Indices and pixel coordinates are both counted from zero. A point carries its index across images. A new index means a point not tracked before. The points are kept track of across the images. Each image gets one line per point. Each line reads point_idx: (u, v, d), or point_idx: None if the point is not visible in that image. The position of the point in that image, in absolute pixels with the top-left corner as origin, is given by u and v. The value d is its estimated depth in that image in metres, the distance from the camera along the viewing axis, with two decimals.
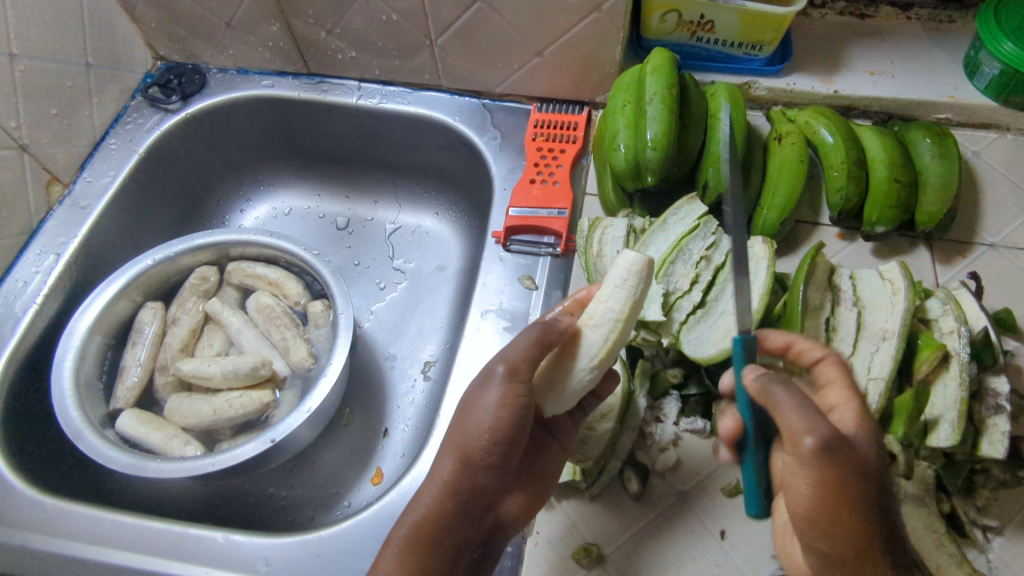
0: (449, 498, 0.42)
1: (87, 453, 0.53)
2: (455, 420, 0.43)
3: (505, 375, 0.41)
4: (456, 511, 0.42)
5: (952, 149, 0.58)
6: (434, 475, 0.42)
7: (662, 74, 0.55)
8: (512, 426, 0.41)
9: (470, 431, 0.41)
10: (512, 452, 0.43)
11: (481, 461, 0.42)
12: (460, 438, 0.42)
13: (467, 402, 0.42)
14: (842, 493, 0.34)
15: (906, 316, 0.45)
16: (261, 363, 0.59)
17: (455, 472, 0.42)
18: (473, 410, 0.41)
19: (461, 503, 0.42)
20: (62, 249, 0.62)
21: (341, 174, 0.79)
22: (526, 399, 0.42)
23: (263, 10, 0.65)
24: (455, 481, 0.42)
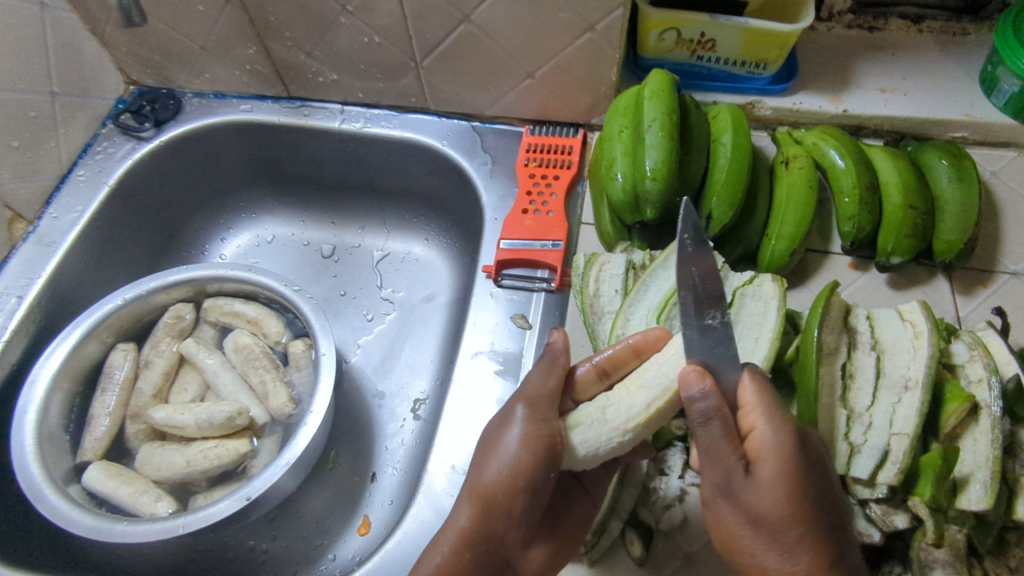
0: (466, 547, 0.41)
1: (47, 515, 0.50)
2: (473, 465, 0.43)
3: (526, 414, 0.42)
4: (474, 563, 0.42)
5: (971, 171, 0.54)
6: (450, 523, 0.42)
7: (661, 98, 0.51)
8: (533, 468, 0.41)
9: (488, 472, 0.41)
10: (537, 497, 0.42)
11: (501, 505, 0.41)
12: (478, 482, 0.42)
13: (488, 443, 0.43)
14: (736, 534, 0.37)
15: (930, 363, 0.42)
16: (237, 412, 0.55)
17: (474, 519, 0.41)
18: (492, 448, 0.42)
19: (480, 553, 0.42)
20: (24, 290, 0.59)
21: (326, 200, 0.75)
22: (550, 442, 0.41)
23: (238, 33, 0.62)
24: (474, 528, 0.41)
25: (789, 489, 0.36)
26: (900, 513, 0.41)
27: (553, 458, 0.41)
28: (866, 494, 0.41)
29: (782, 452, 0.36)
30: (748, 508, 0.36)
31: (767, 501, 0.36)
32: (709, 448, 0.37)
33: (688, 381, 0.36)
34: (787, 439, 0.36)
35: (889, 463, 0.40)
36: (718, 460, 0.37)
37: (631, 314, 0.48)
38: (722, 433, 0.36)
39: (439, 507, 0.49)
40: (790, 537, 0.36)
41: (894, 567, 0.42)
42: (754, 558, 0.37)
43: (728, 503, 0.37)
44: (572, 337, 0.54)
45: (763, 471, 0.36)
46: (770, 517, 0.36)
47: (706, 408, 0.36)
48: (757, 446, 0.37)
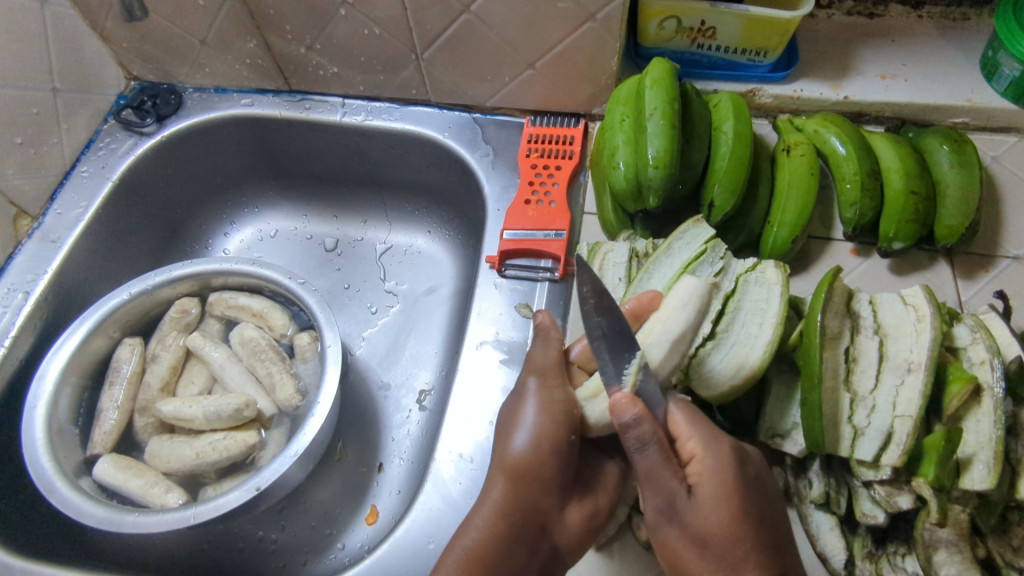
0: (502, 520, 0.41)
1: (59, 507, 0.50)
2: (498, 441, 0.44)
3: (538, 384, 0.44)
4: (510, 533, 0.41)
5: (972, 155, 0.54)
6: (483, 496, 0.42)
7: (662, 86, 0.52)
8: (557, 432, 0.41)
9: (513, 443, 0.42)
10: (566, 459, 0.42)
11: (530, 471, 0.41)
12: (503, 456, 0.42)
13: (507, 418, 0.44)
14: (684, 558, 0.38)
15: (933, 346, 0.42)
16: (245, 404, 0.55)
17: (506, 490, 0.41)
18: (510, 421, 0.43)
19: (514, 525, 0.41)
20: (31, 286, 0.59)
21: (328, 193, 0.76)
22: (569, 407, 0.43)
23: (237, 27, 0.62)
24: (506, 500, 0.41)
25: (732, 507, 0.37)
26: (904, 493, 0.41)
27: (570, 419, 0.42)
28: (871, 475, 0.42)
29: (722, 471, 0.38)
30: (691, 527, 0.38)
31: (711, 521, 0.37)
32: (649, 473, 0.39)
33: (620, 408, 0.37)
34: (726, 462, 0.38)
35: (891, 445, 0.41)
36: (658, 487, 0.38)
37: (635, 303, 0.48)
38: (660, 455, 0.38)
39: (446, 494, 0.50)
40: (735, 557, 0.37)
41: (897, 548, 0.42)
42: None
43: (674, 526, 0.38)
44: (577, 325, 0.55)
45: (705, 492, 0.38)
46: (712, 535, 0.37)
47: (641, 433, 0.37)
48: (699, 469, 0.39)
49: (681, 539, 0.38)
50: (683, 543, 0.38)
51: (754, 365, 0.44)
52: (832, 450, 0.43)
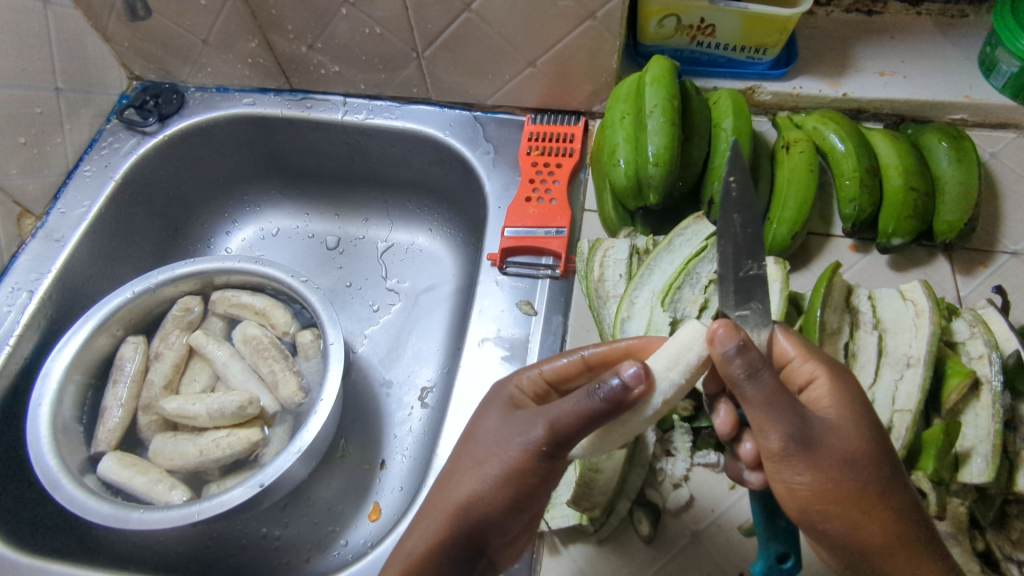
0: (440, 551, 0.37)
1: (64, 504, 0.50)
2: (464, 472, 0.38)
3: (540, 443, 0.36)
4: (450, 565, 0.38)
5: (970, 152, 0.54)
6: (427, 525, 0.38)
7: (662, 83, 0.52)
8: (531, 489, 0.37)
9: (480, 482, 0.37)
10: (523, 511, 0.38)
11: (486, 514, 0.38)
12: (456, 490, 0.38)
13: (485, 454, 0.38)
14: (813, 492, 0.34)
15: (932, 341, 0.42)
16: (248, 401, 0.56)
17: (452, 522, 0.37)
18: (485, 456, 0.38)
19: (457, 555, 0.38)
20: (36, 285, 0.59)
21: (330, 192, 0.76)
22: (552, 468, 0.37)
23: (239, 26, 0.62)
24: (450, 533, 0.37)
25: (858, 429, 0.35)
26: None
27: (549, 477, 0.37)
28: None
29: (844, 399, 0.36)
30: (828, 453, 0.33)
31: (848, 445, 0.34)
32: (768, 402, 0.33)
33: (720, 338, 0.34)
34: (846, 387, 0.36)
35: (890, 438, 0.41)
36: (784, 411, 0.33)
37: (635, 298, 0.48)
38: (775, 384, 0.33)
39: None
40: (872, 481, 0.34)
41: None
42: (829, 507, 0.34)
43: (802, 461, 0.33)
44: (577, 323, 0.55)
45: (835, 416, 0.35)
46: (853, 459, 0.34)
47: (751, 360, 0.33)
48: (818, 398, 0.36)
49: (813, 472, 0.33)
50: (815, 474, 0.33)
51: None
52: None
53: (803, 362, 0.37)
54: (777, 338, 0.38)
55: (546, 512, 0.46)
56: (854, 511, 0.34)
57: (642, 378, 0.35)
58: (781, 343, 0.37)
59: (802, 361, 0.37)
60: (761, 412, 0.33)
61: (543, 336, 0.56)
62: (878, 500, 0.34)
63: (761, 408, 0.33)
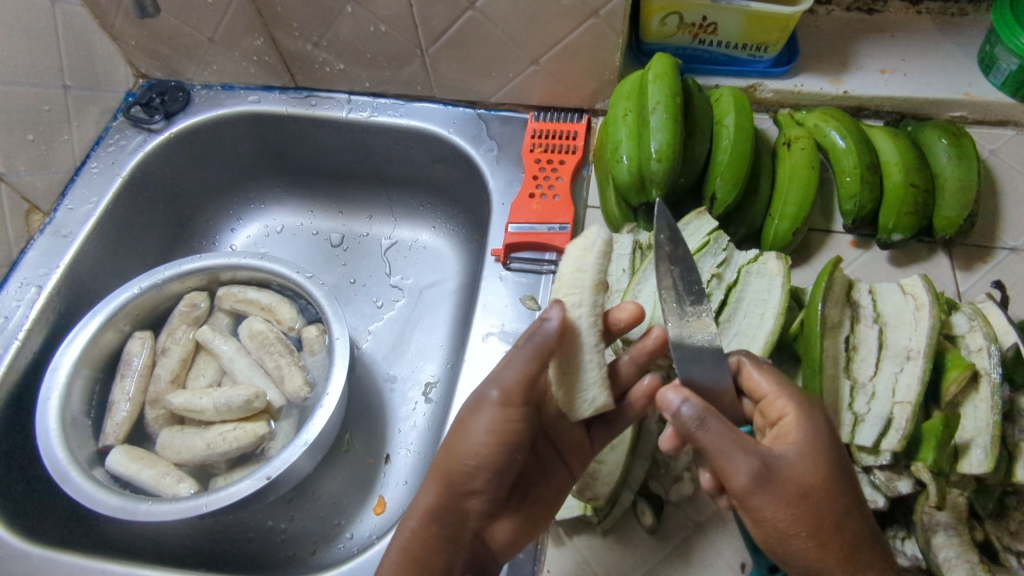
0: (429, 525, 0.40)
1: (73, 496, 0.51)
2: (445, 445, 0.41)
3: (498, 401, 0.40)
4: (440, 538, 0.40)
5: (970, 149, 0.55)
6: (417, 500, 0.41)
7: (664, 81, 0.53)
8: (503, 454, 0.40)
9: (458, 450, 0.40)
10: (494, 472, 0.40)
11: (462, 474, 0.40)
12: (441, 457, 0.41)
13: (461, 426, 0.41)
14: (783, 525, 0.35)
15: (932, 334, 0.43)
16: (255, 395, 0.56)
17: (438, 496, 0.41)
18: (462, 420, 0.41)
19: (445, 528, 0.40)
20: (44, 280, 0.60)
21: (334, 189, 0.76)
22: (519, 425, 0.40)
23: (245, 24, 0.63)
24: (437, 501, 0.40)
25: (817, 461, 0.36)
26: (904, 478, 0.42)
27: (513, 432, 0.40)
28: (872, 461, 0.43)
29: (809, 431, 0.37)
30: (787, 487, 0.35)
31: (809, 479, 0.35)
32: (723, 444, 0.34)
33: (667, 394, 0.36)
34: (813, 421, 0.37)
35: (891, 430, 0.42)
36: (740, 450, 0.34)
37: (639, 292, 0.49)
38: (725, 427, 0.35)
39: None
40: (835, 513, 0.35)
41: (898, 531, 0.43)
42: (797, 539, 0.35)
43: (764, 496, 0.34)
44: None
45: (799, 452, 0.36)
46: (812, 492, 0.35)
47: (694, 408, 0.35)
48: (785, 429, 0.38)
49: (780, 506, 0.35)
50: (782, 508, 0.35)
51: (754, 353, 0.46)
52: None
53: (772, 395, 0.39)
54: (751, 373, 0.40)
55: None
56: (823, 543, 0.35)
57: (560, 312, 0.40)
58: (754, 377, 0.40)
59: (775, 396, 0.39)
60: (716, 455, 0.35)
61: None
62: (838, 531, 0.35)
63: (723, 445, 0.34)
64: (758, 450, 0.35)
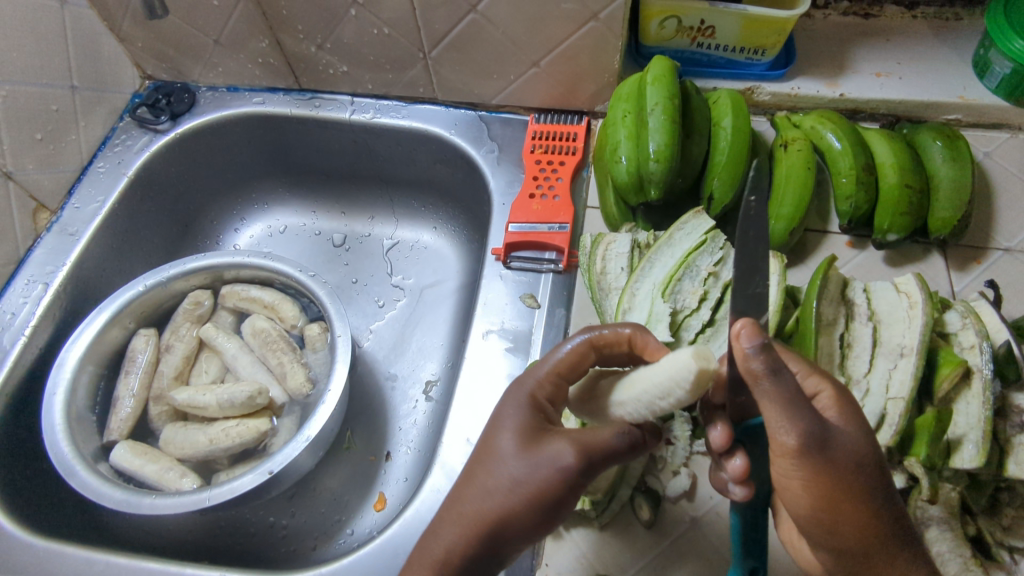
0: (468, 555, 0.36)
1: (78, 489, 0.52)
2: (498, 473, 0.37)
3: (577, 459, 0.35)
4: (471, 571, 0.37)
5: (964, 151, 0.56)
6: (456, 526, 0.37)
7: (663, 82, 0.53)
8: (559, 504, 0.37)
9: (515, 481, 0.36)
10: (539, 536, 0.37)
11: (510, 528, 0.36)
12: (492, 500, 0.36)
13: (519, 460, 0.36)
14: (833, 490, 0.34)
15: (925, 331, 0.44)
16: (258, 391, 0.57)
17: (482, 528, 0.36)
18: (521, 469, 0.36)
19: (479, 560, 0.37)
20: (51, 277, 0.60)
21: (337, 190, 0.77)
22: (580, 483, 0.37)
23: (251, 27, 0.64)
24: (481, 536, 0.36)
25: (863, 431, 0.36)
26: (898, 472, 0.43)
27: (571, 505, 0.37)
28: None
29: (846, 404, 0.36)
30: (842, 453, 0.34)
31: (859, 447, 0.35)
32: (787, 403, 0.33)
33: (741, 337, 0.33)
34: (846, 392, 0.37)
35: (885, 425, 0.43)
36: (802, 414, 0.33)
37: (637, 290, 0.49)
38: (794, 385, 0.33)
39: (455, 479, 0.51)
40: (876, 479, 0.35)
41: None
42: (844, 504, 0.35)
43: (819, 461, 0.34)
44: (580, 315, 0.56)
45: (843, 421, 0.35)
46: (861, 459, 0.35)
47: (770, 362, 0.32)
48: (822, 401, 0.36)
49: (831, 471, 0.34)
50: (832, 474, 0.34)
51: None
52: None
53: (806, 373, 0.37)
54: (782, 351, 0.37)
55: None
56: (866, 508, 0.35)
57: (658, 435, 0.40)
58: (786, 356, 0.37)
59: (804, 374, 0.37)
60: (778, 414, 0.33)
61: (546, 330, 0.57)
62: (876, 496, 0.35)
63: (785, 411, 0.33)
64: (816, 416, 0.34)
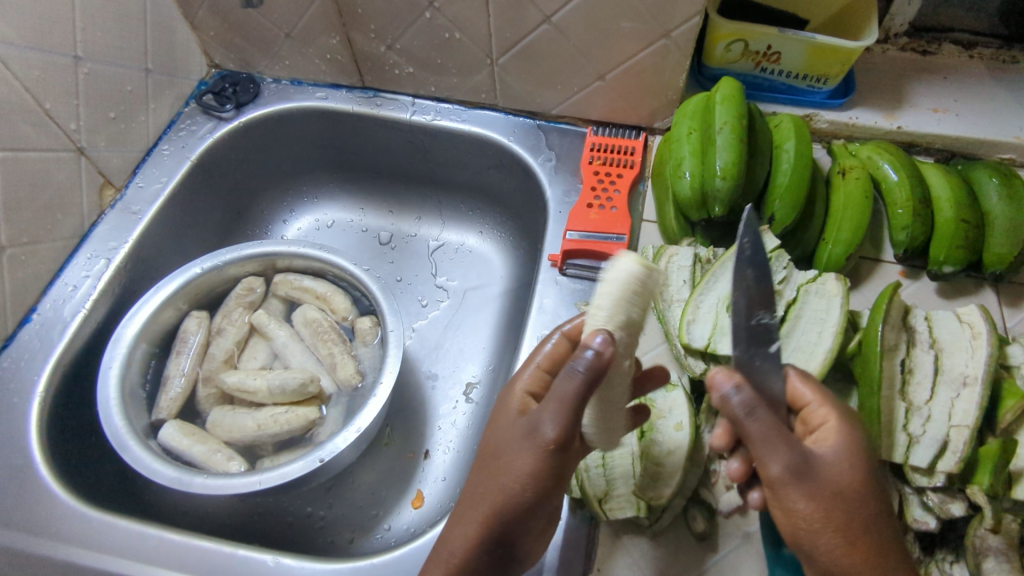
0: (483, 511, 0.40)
1: (131, 464, 0.52)
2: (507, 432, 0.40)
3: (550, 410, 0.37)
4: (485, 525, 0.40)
5: (1021, 190, 0.57)
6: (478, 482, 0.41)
7: (732, 102, 0.54)
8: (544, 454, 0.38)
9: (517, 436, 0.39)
10: (548, 498, 0.40)
11: (514, 516, 0.40)
12: (484, 496, 0.40)
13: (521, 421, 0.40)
14: (813, 521, 0.36)
15: (989, 362, 0.44)
16: (310, 379, 0.58)
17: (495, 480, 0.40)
18: (494, 461, 0.40)
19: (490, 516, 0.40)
20: (113, 253, 0.61)
21: (387, 189, 0.78)
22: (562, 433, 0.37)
23: (324, 23, 0.65)
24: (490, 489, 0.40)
25: (857, 469, 0.36)
26: (957, 501, 0.43)
27: (562, 469, 0.39)
28: (924, 482, 0.43)
29: (849, 439, 0.37)
30: (823, 483, 0.36)
31: (845, 480, 0.36)
32: (763, 439, 0.35)
33: (719, 382, 0.35)
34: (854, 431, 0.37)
35: (948, 452, 0.43)
36: (778, 446, 0.35)
37: (701, 303, 0.50)
38: (768, 423, 0.35)
39: None
40: (867, 512, 0.36)
41: (945, 555, 0.44)
42: (822, 538, 0.36)
43: (796, 491, 0.35)
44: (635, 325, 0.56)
45: (837, 454, 0.37)
46: (846, 494, 0.36)
47: (746, 401, 0.35)
48: (823, 435, 0.37)
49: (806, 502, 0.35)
50: (807, 505, 0.35)
51: (814, 368, 0.47)
52: (887, 458, 0.44)
53: (819, 406, 0.38)
54: (796, 384, 0.39)
55: (606, 503, 0.46)
56: (850, 542, 0.36)
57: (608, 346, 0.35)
58: (799, 387, 0.39)
59: (818, 405, 0.38)
60: (759, 448, 0.35)
61: None
62: (865, 532, 0.36)
63: (761, 441, 0.35)
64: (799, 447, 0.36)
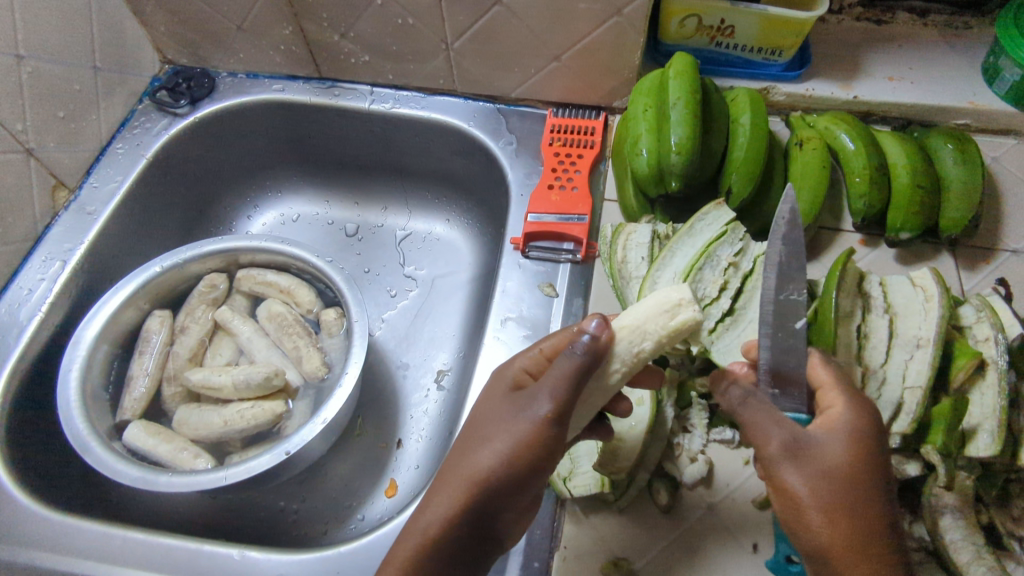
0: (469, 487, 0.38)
1: (94, 466, 0.51)
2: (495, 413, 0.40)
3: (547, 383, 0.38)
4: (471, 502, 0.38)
5: (975, 154, 0.57)
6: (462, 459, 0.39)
7: (685, 77, 0.54)
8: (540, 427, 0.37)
9: (509, 415, 0.39)
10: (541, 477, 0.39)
11: (501, 492, 0.38)
12: (472, 468, 0.38)
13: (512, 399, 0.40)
14: (803, 500, 0.35)
15: (940, 323, 0.45)
16: (275, 373, 0.57)
17: (482, 457, 0.38)
18: (483, 435, 0.39)
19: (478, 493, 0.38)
20: (68, 255, 0.60)
21: (351, 180, 0.78)
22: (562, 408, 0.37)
23: (275, 14, 0.64)
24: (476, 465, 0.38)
25: (862, 453, 0.36)
26: (913, 461, 0.44)
27: (555, 451, 0.38)
28: None
29: (857, 423, 0.37)
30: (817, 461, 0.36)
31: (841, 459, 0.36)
32: None
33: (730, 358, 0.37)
34: (864, 420, 0.37)
35: (902, 413, 0.43)
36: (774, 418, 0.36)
37: (658, 278, 0.50)
38: None
39: None
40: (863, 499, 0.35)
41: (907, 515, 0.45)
42: (814, 520, 0.35)
43: (793, 463, 0.36)
44: (598, 304, 0.57)
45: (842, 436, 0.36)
46: (844, 472, 0.35)
47: None
48: (830, 416, 0.37)
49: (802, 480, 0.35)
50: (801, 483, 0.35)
51: None
52: None
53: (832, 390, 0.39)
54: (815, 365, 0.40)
55: (568, 480, 0.47)
56: (841, 525, 0.35)
57: (604, 327, 0.39)
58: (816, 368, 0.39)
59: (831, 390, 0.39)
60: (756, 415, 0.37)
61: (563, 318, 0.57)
62: (861, 517, 0.35)
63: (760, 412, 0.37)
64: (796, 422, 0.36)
